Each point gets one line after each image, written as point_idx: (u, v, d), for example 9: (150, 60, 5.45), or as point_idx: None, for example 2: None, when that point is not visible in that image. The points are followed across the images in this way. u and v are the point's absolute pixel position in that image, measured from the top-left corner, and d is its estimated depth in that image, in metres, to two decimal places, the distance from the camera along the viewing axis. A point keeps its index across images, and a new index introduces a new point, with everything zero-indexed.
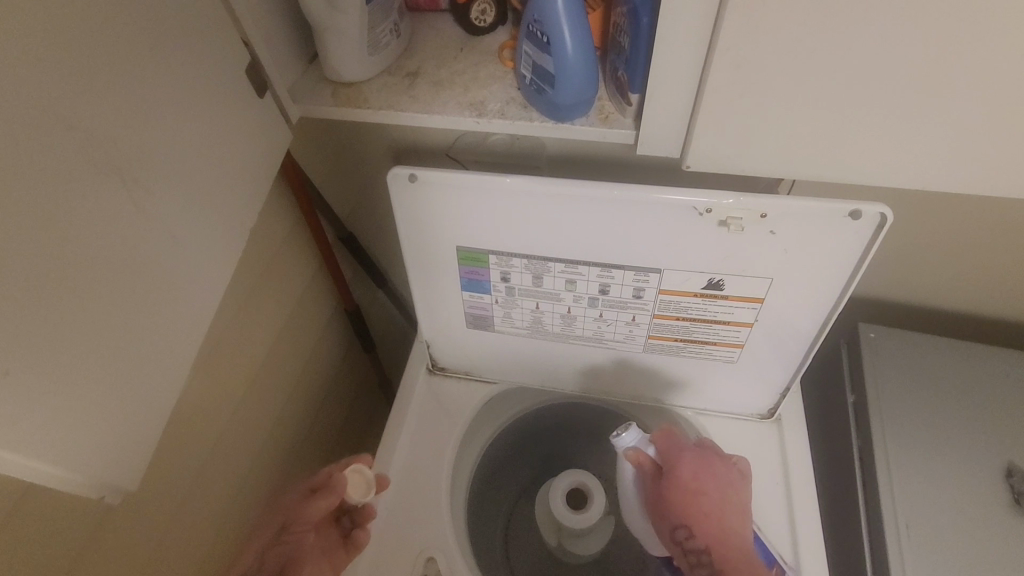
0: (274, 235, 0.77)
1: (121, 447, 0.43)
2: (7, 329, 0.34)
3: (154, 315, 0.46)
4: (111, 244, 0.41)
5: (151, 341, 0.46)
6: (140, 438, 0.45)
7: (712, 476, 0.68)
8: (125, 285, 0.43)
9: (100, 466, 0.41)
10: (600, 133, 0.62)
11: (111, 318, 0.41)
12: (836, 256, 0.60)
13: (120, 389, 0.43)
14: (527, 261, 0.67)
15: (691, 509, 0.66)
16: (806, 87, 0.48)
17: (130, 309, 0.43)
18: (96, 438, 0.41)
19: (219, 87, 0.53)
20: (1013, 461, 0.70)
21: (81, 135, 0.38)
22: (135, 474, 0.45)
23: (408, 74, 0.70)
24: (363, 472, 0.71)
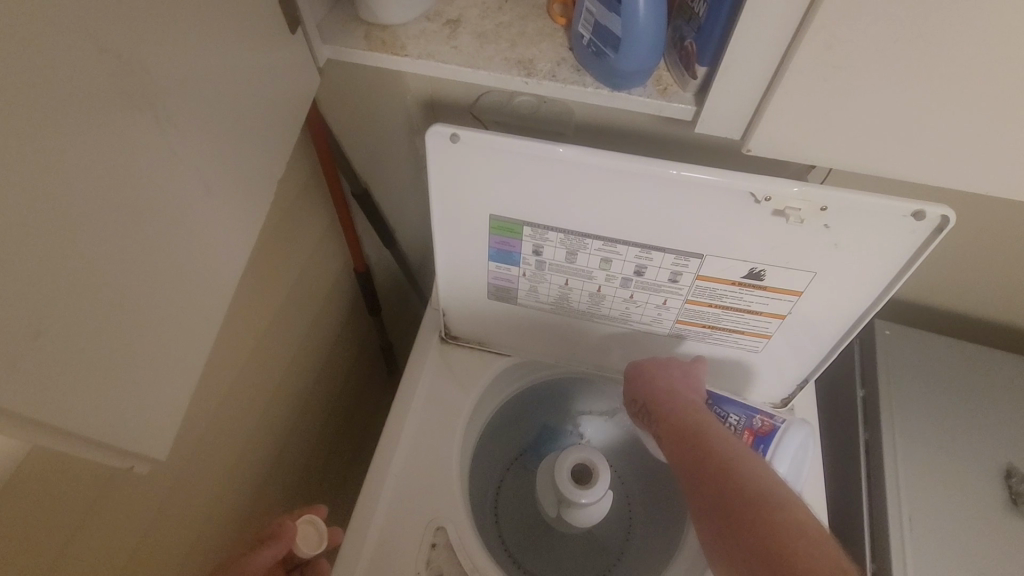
0: (289, 187, 0.72)
1: (142, 411, 0.39)
2: (25, 283, 0.29)
3: (170, 270, 0.41)
4: (133, 190, 0.36)
5: (169, 300, 0.41)
6: (162, 401, 0.42)
7: (658, 360, 0.73)
8: (143, 236, 0.38)
9: (126, 432, 0.38)
10: (657, 106, 0.58)
11: (131, 272, 0.37)
12: (886, 255, 0.58)
13: (138, 353, 0.38)
14: (563, 236, 0.64)
15: (644, 390, 0.71)
16: (897, 78, 0.45)
17: (148, 264, 0.38)
18: (118, 403, 0.37)
19: (251, 18, 0.47)
20: (1012, 462, 0.72)
21: (105, 60, 0.32)
22: (162, 440, 0.42)
23: (448, 22, 0.64)
24: (317, 524, 0.66)
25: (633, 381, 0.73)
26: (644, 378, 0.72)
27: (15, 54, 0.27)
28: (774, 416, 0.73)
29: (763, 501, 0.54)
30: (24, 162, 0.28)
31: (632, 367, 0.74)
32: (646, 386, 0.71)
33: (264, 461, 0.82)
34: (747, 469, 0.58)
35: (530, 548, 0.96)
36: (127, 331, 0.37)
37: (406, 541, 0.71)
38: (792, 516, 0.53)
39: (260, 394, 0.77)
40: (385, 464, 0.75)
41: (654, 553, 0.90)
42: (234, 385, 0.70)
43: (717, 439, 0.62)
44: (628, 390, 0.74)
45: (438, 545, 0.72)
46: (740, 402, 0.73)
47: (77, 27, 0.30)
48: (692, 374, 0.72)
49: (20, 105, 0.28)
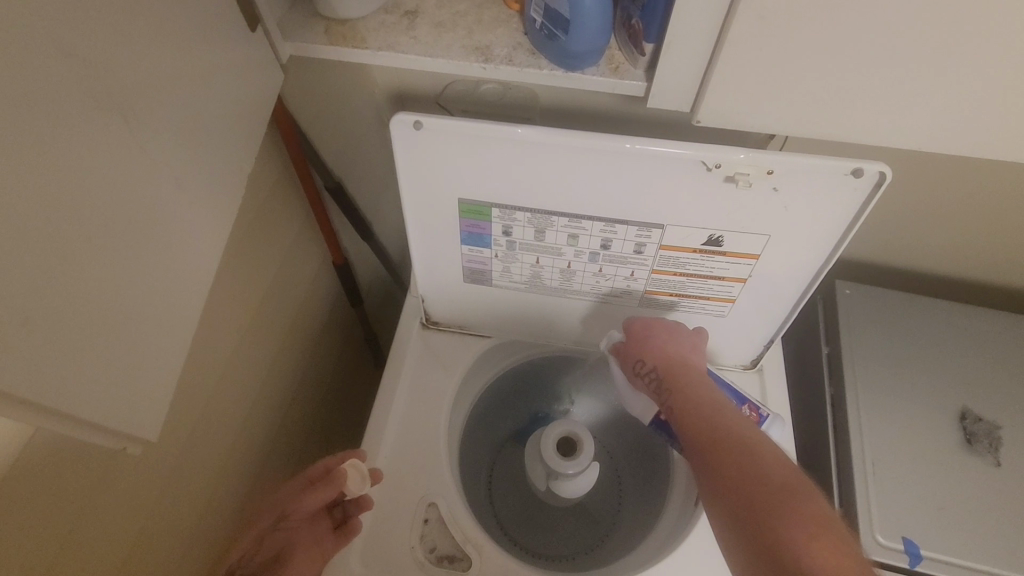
0: (262, 183, 0.74)
1: (128, 395, 0.41)
2: (11, 271, 0.31)
3: (147, 261, 0.43)
4: (103, 186, 0.38)
5: (148, 291, 0.43)
6: (148, 385, 0.44)
7: (670, 328, 0.74)
8: (118, 230, 0.39)
9: (115, 414, 0.40)
10: (611, 84, 0.61)
11: (109, 265, 0.39)
12: (833, 214, 0.62)
13: (121, 341, 0.40)
14: (530, 215, 0.67)
15: (647, 352, 0.72)
16: (827, 44, 0.48)
17: (124, 256, 0.40)
18: (105, 386, 0.39)
19: (210, 19, 0.48)
20: (966, 406, 0.77)
21: (67, 59, 0.34)
22: (151, 422, 0.44)
23: (407, 13, 0.66)
24: (360, 467, 0.73)
25: (635, 340, 0.74)
26: (649, 340, 0.73)
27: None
28: (761, 408, 0.75)
29: (789, 478, 0.55)
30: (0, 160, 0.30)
31: (642, 330, 0.74)
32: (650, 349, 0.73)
33: (257, 453, 0.84)
34: (770, 448, 0.58)
35: (522, 523, 0.99)
36: (108, 320, 0.39)
37: (399, 517, 0.74)
38: (816, 498, 0.54)
39: (249, 388, 0.79)
40: (374, 447, 0.77)
41: (642, 518, 0.93)
42: (223, 380, 0.72)
43: (719, 411, 0.64)
44: (636, 351, 0.73)
45: (430, 521, 0.75)
46: (732, 387, 0.75)
47: (38, 27, 0.32)
48: (698, 347, 0.74)
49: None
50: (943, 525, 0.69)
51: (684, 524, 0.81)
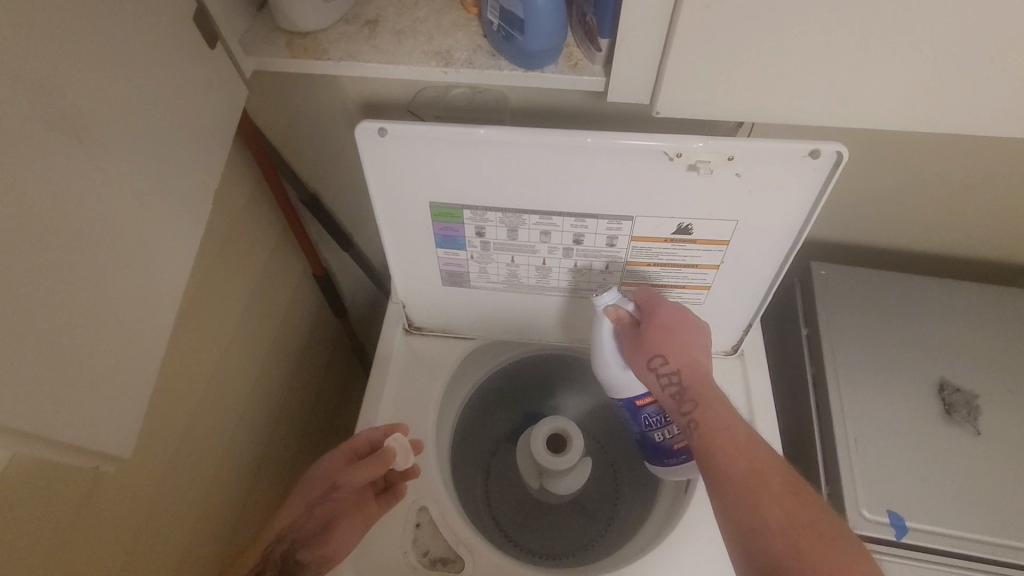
0: (234, 199, 0.74)
1: (89, 412, 0.42)
2: None
3: (106, 280, 0.43)
4: (54, 208, 0.38)
5: (110, 308, 0.43)
6: (111, 401, 0.44)
7: (681, 319, 0.69)
8: (73, 250, 0.40)
9: (74, 430, 0.40)
10: (571, 81, 0.62)
11: (63, 284, 0.39)
12: (797, 196, 0.63)
13: (81, 359, 0.41)
14: (502, 214, 0.68)
15: (668, 346, 0.67)
16: (772, 30, 0.49)
17: (81, 275, 0.41)
18: (66, 403, 0.40)
19: (164, 39, 0.49)
20: (944, 377, 0.78)
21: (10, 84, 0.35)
22: (113, 438, 0.44)
23: (367, 22, 0.67)
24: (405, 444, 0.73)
25: (657, 329, 0.68)
26: (671, 333, 0.68)
27: None
28: None
29: (819, 520, 0.55)
30: None
31: (653, 317, 0.69)
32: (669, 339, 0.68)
33: (246, 469, 0.84)
34: (797, 484, 0.58)
35: (518, 524, 0.99)
36: (66, 339, 0.39)
37: (389, 523, 0.74)
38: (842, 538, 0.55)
39: (233, 403, 0.79)
40: None
41: (637, 509, 0.94)
42: (206, 396, 0.72)
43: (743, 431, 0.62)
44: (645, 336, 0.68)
45: (422, 525, 0.75)
46: None
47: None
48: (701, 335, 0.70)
49: None
50: (925, 496, 0.70)
51: (675, 512, 0.82)
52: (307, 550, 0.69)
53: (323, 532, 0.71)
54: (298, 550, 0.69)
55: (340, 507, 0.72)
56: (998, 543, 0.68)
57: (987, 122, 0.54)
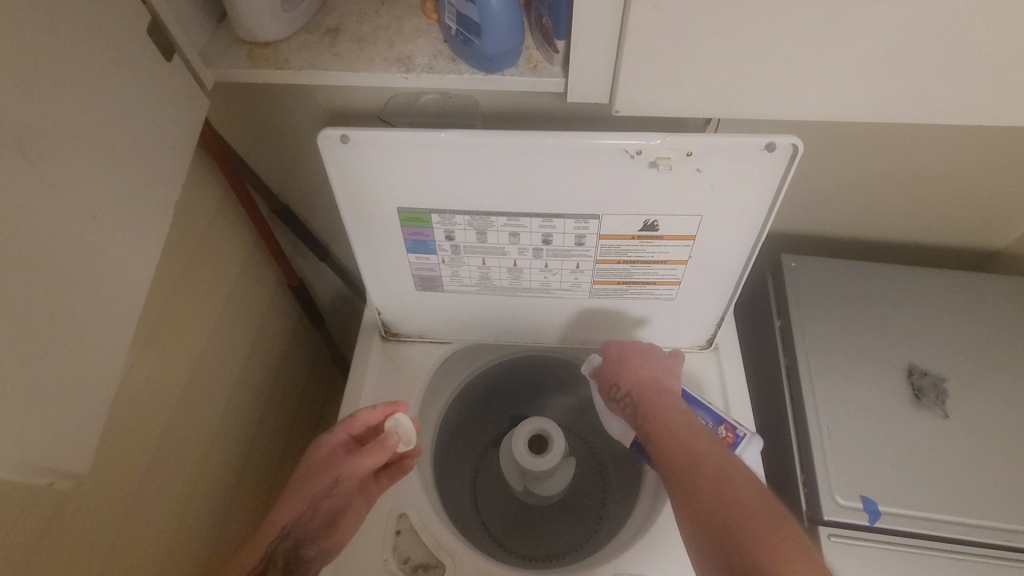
0: (201, 210, 0.74)
1: (43, 428, 0.41)
2: None
3: (56, 294, 0.42)
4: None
5: (60, 324, 0.43)
6: (65, 417, 0.43)
7: (642, 352, 0.77)
8: (17, 264, 0.39)
9: (24, 446, 0.40)
10: (531, 83, 0.63)
11: (6, 300, 0.38)
12: (757, 189, 0.64)
13: (30, 374, 0.40)
14: (470, 218, 0.68)
15: (623, 376, 0.76)
16: (719, 28, 0.50)
17: (27, 290, 0.40)
18: (17, 420, 0.39)
19: (118, 54, 0.49)
20: (913, 362, 0.79)
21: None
22: (66, 453, 0.44)
23: (328, 31, 0.67)
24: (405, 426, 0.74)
25: (622, 368, 0.76)
26: (634, 368, 0.76)
27: None
28: (737, 427, 0.74)
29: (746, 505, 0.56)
30: None
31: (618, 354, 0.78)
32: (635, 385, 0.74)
33: (224, 483, 0.83)
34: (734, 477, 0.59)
35: (505, 526, 0.99)
36: (14, 354, 0.39)
37: (367, 532, 0.74)
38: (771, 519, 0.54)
39: (208, 418, 0.78)
40: None
41: (619, 506, 0.93)
42: (178, 412, 0.72)
43: (716, 465, 0.60)
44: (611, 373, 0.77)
45: (402, 532, 0.75)
46: (708, 406, 0.75)
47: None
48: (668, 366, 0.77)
49: None
50: (895, 479, 0.71)
51: (655, 507, 0.82)
52: (311, 545, 0.73)
53: (328, 525, 0.74)
54: (304, 545, 0.73)
55: (343, 499, 0.75)
56: (966, 523, 0.69)
57: (934, 111, 0.56)
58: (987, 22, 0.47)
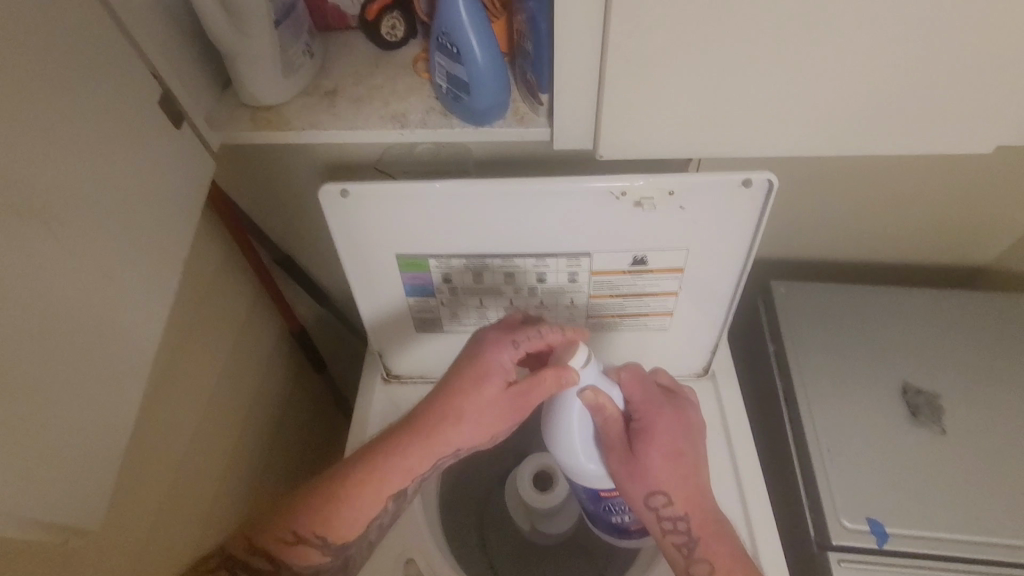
0: (207, 265, 0.76)
1: (57, 486, 0.43)
2: None
3: (70, 355, 0.45)
4: (14, 289, 0.40)
5: (67, 381, 0.44)
6: (78, 474, 0.45)
7: (675, 435, 0.71)
8: (31, 327, 0.41)
9: (38, 506, 0.41)
10: (518, 133, 0.67)
11: (29, 363, 0.41)
12: (738, 222, 0.67)
13: (46, 435, 0.42)
14: (466, 261, 0.71)
15: (661, 472, 0.69)
16: (688, 79, 0.54)
17: (36, 351, 0.41)
18: (34, 479, 0.41)
19: (133, 128, 0.53)
20: (907, 381, 0.81)
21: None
22: (76, 510, 0.45)
23: (326, 93, 0.72)
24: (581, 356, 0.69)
25: (657, 454, 0.69)
26: (670, 458, 0.70)
27: None
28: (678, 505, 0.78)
29: None
30: None
31: (651, 436, 0.70)
32: (638, 472, 0.68)
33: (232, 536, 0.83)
34: None
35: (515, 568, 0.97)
36: (36, 414, 0.41)
37: None
38: None
39: (211, 469, 0.78)
40: None
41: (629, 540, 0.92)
42: (183, 465, 0.72)
43: None
44: (643, 454, 0.69)
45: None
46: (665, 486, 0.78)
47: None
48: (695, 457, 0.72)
49: None
50: (898, 500, 0.72)
51: None
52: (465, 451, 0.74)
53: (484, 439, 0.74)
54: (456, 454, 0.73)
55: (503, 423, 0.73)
56: (972, 541, 0.69)
57: (897, 142, 0.59)
58: (928, 58, 0.52)
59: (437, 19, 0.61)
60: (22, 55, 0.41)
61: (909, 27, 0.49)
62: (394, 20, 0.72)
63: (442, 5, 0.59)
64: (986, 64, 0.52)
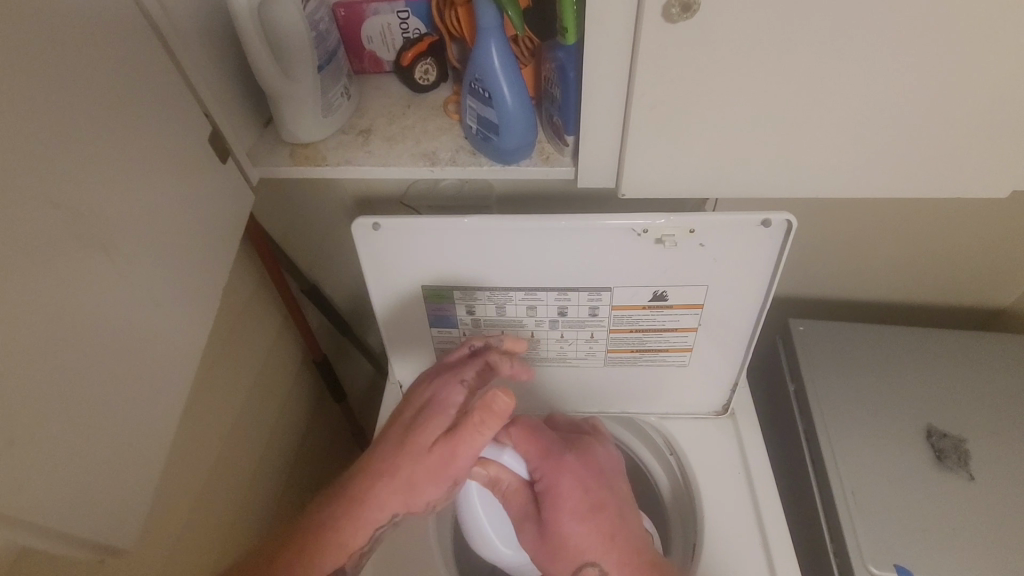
0: (240, 292, 0.79)
1: (97, 505, 0.45)
2: (19, 392, 0.38)
3: (119, 376, 0.47)
4: (75, 311, 0.43)
5: (106, 400, 0.45)
6: (116, 494, 0.47)
7: (584, 488, 0.71)
8: (87, 348, 0.44)
9: (80, 523, 0.43)
10: (544, 171, 0.70)
11: (84, 383, 0.43)
12: (757, 262, 0.68)
13: (90, 455, 0.44)
14: (489, 293, 0.73)
15: (577, 532, 0.69)
16: (708, 125, 0.57)
17: (90, 370, 0.44)
18: (78, 497, 0.43)
19: (186, 162, 0.57)
20: (931, 423, 0.80)
21: (42, 204, 0.40)
22: (111, 529, 0.46)
23: (361, 132, 0.76)
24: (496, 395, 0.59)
25: (569, 515, 0.69)
26: (586, 515, 0.69)
27: (14, 230, 0.38)
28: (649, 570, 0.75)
29: None
30: (12, 303, 0.37)
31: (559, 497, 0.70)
32: (556, 545, 0.69)
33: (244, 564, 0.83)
34: None
35: None
36: (86, 433, 0.43)
37: None
38: None
39: (228, 496, 0.78)
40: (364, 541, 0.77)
41: None
42: (203, 490, 0.73)
43: None
44: (557, 516, 0.69)
45: None
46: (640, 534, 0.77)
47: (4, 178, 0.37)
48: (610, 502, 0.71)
49: (15, 264, 0.38)
50: (926, 547, 0.70)
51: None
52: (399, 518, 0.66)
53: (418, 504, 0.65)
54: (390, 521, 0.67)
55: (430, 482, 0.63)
56: None
57: (913, 188, 0.61)
58: (940, 106, 0.54)
59: (470, 67, 0.65)
60: (95, 97, 0.45)
61: (920, 78, 0.52)
62: (427, 65, 0.76)
63: (475, 54, 0.64)
64: (996, 114, 0.54)
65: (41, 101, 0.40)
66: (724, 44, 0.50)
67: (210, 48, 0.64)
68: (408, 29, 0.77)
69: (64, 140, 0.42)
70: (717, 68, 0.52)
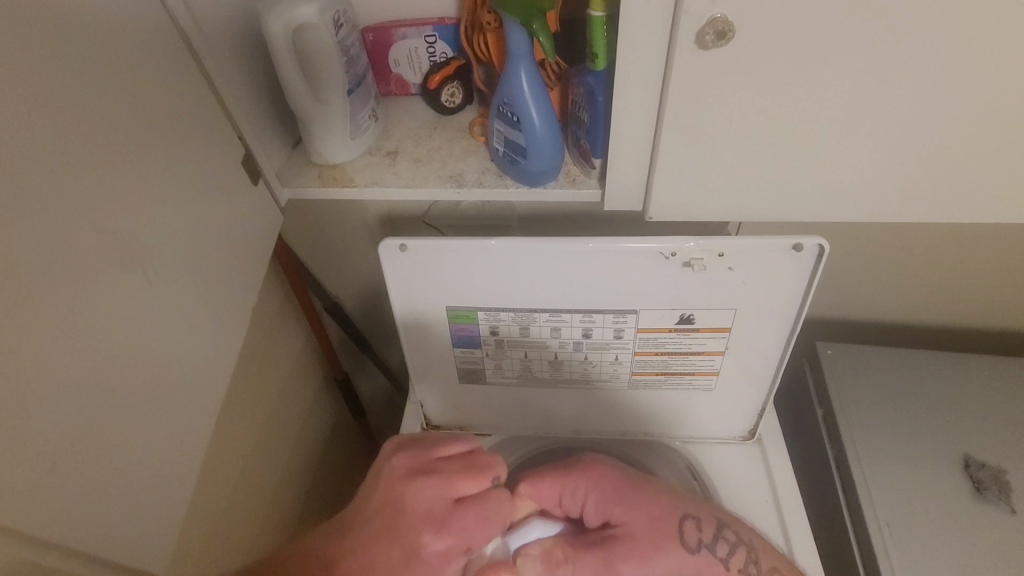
0: (266, 311, 0.80)
1: (127, 528, 0.45)
2: (60, 414, 0.38)
3: (153, 397, 0.47)
4: (114, 333, 0.43)
5: (141, 421, 0.46)
6: (146, 516, 0.47)
7: (621, 489, 0.70)
8: (125, 370, 0.44)
9: (110, 546, 0.43)
10: (571, 193, 0.70)
11: (120, 405, 0.44)
12: (787, 286, 0.67)
13: (124, 477, 0.44)
14: (514, 314, 0.72)
15: (632, 518, 0.67)
16: (737, 150, 0.57)
17: (127, 392, 0.44)
18: (111, 519, 0.43)
19: (220, 186, 0.58)
20: (968, 453, 0.77)
21: (85, 230, 0.41)
22: (140, 552, 0.46)
23: (388, 153, 0.76)
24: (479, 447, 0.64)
25: (619, 506, 0.68)
26: (626, 498, 0.69)
27: (60, 256, 0.39)
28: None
29: None
30: (56, 327, 0.38)
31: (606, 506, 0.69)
32: (629, 543, 0.65)
33: None
34: None
35: None
36: (120, 455, 0.44)
37: None
38: None
39: (250, 516, 0.78)
40: None
41: None
42: (226, 510, 0.73)
43: None
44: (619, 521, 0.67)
45: None
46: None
47: (51, 205, 0.38)
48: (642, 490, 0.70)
49: (60, 289, 0.39)
50: None
51: None
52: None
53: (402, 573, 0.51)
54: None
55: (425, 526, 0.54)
56: None
57: (950, 213, 0.60)
58: (980, 132, 0.53)
59: (499, 91, 0.66)
60: (138, 125, 0.46)
61: (958, 104, 0.51)
62: (454, 88, 0.77)
63: (505, 78, 0.64)
64: None
65: (88, 130, 0.41)
66: (756, 70, 0.50)
67: (245, 73, 0.66)
68: (435, 53, 0.78)
69: (108, 167, 0.43)
70: (748, 93, 0.52)
